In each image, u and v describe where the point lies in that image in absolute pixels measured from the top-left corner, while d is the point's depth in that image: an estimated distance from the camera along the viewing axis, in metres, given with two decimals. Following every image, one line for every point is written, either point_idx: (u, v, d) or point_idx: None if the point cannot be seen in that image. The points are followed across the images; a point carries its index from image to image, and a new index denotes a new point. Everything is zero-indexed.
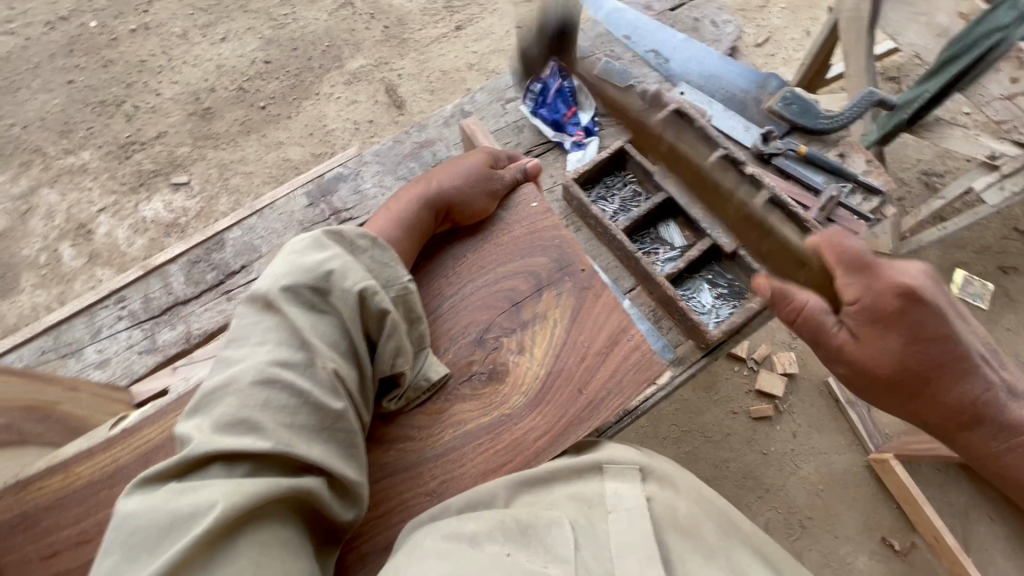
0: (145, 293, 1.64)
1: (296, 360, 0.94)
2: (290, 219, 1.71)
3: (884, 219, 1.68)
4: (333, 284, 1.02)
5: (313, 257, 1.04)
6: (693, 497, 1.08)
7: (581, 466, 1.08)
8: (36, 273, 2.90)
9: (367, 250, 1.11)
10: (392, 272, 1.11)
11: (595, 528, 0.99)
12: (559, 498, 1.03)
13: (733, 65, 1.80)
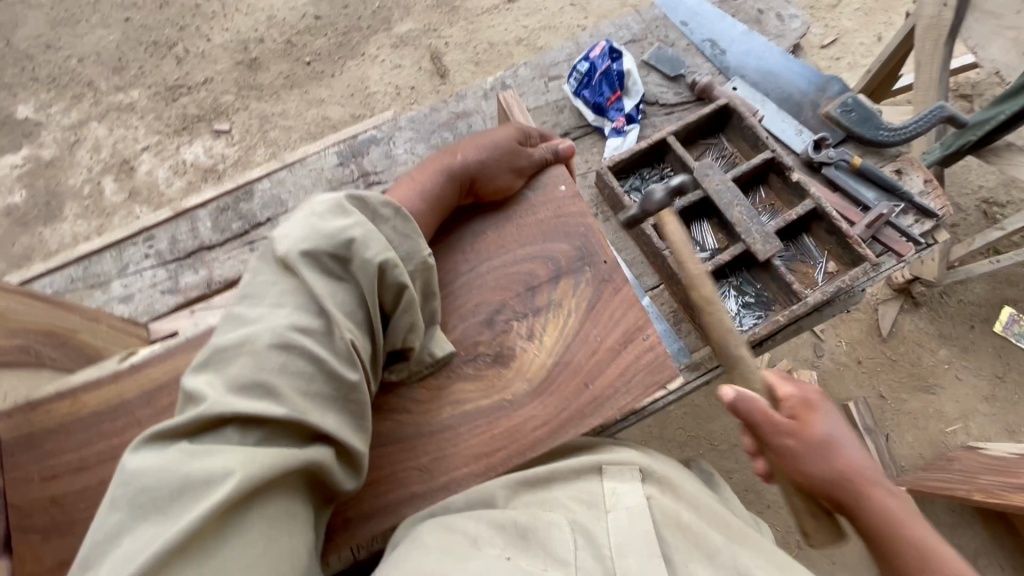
0: (172, 235, 1.67)
1: (312, 326, 0.91)
2: (319, 177, 1.70)
3: (935, 245, 1.57)
4: (355, 253, 0.98)
5: (334, 222, 0.99)
6: (693, 501, 1.05)
7: (580, 468, 1.06)
8: (80, 204, 2.99)
9: (389, 221, 1.06)
10: (414, 246, 1.07)
11: (596, 527, 0.95)
12: (559, 499, 1.02)
13: (793, 64, 1.70)
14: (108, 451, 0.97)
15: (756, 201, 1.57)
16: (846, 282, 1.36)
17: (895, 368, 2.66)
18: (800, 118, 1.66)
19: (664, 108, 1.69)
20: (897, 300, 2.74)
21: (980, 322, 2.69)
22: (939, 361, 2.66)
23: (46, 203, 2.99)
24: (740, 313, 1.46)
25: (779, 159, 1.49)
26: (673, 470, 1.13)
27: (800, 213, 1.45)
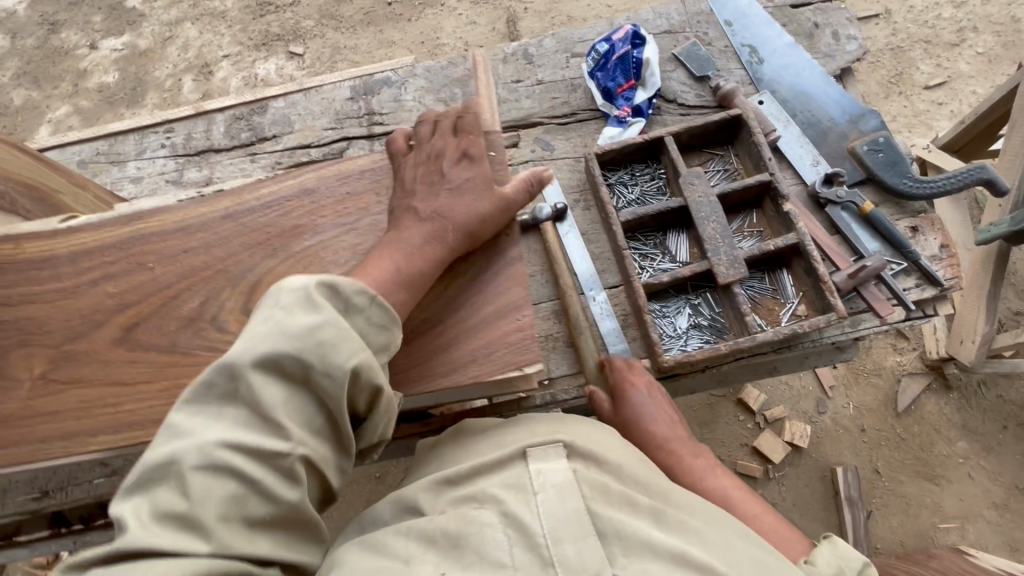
0: (189, 131, 1.79)
1: (256, 443, 0.80)
2: (328, 105, 1.75)
3: (932, 316, 1.43)
4: (322, 357, 0.83)
5: (299, 322, 0.83)
6: (620, 471, 1.04)
7: (504, 457, 1.04)
8: (159, 95, 3.22)
9: (365, 311, 0.89)
10: (388, 337, 0.91)
11: (526, 516, 0.94)
12: (488, 487, 1.00)
13: (832, 88, 1.55)
14: None
15: (744, 225, 1.50)
16: (801, 328, 1.28)
17: (902, 448, 2.50)
18: (820, 147, 1.54)
19: (680, 108, 1.61)
20: (925, 378, 2.56)
21: (1014, 424, 2.50)
22: (955, 453, 2.48)
23: (130, 88, 3.23)
24: (688, 332, 1.41)
25: (775, 184, 1.40)
26: (598, 439, 1.12)
27: (780, 245, 1.36)
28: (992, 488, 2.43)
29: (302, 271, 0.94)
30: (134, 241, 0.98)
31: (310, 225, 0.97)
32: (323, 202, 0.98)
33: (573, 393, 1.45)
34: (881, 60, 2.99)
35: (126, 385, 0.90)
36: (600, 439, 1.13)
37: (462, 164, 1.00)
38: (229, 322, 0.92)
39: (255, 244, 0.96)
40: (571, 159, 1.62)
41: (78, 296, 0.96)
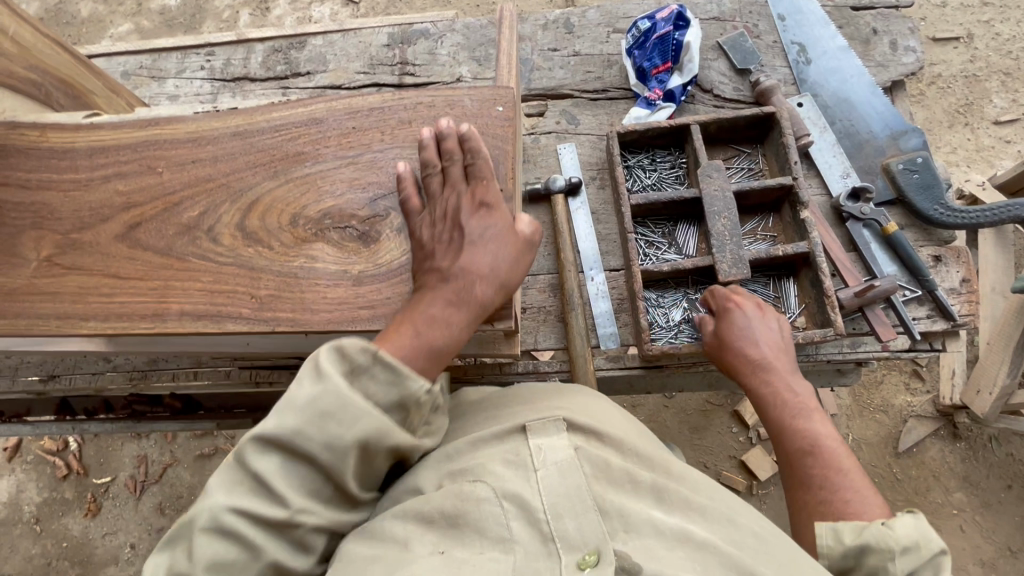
0: (229, 57, 1.82)
1: (262, 510, 0.77)
2: (364, 50, 1.76)
3: (938, 350, 1.37)
4: (323, 430, 0.77)
5: (304, 393, 0.77)
6: (625, 446, 0.89)
7: (501, 431, 0.90)
8: (216, 23, 3.27)
9: (371, 371, 0.81)
10: (406, 388, 0.81)
11: (526, 493, 0.81)
12: (485, 461, 0.86)
13: (879, 99, 1.48)
14: None
15: (758, 227, 1.46)
16: (795, 338, 1.25)
17: (895, 488, 2.43)
18: (854, 159, 1.48)
19: (715, 100, 1.56)
20: (934, 423, 2.47)
21: (1020, 485, 2.39)
22: (950, 503, 2.39)
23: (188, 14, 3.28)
24: (679, 326, 1.40)
25: (796, 190, 1.35)
26: (600, 412, 0.97)
27: (789, 251, 1.32)
28: (984, 546, 2.34)
29: (298, 196, 0.96)
30: (148, 145, 1.02)
31: (313, 153, 0.98)
32: (329, 133, 0.99)
33: (556, 366, 1.44)
34: (951, 87, 2.81)
35: (120, 278, 0.95)
36: (607, 415, 0.97)
37: (482, 211, 0.90)
38: (223, 235, 0.95)
39: (258, 164, 0.99)
40: (594, 136, 1.60)
41: (89, 190, 1.00)
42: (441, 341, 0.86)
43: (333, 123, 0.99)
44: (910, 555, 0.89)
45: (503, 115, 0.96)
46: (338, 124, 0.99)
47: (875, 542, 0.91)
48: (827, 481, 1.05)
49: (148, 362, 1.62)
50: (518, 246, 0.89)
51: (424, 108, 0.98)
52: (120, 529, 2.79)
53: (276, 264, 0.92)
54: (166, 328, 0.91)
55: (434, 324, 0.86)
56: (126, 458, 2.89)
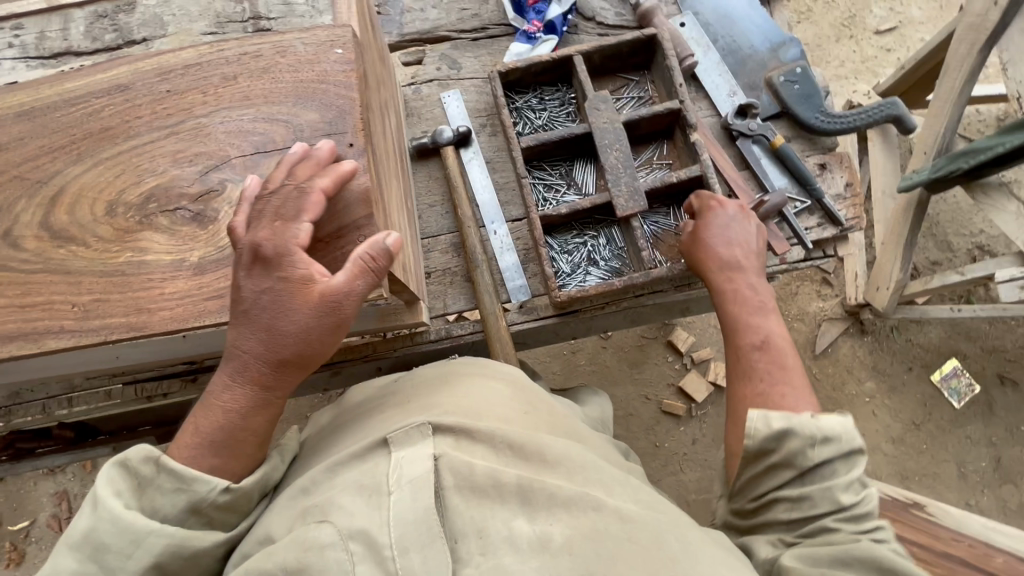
0: (43, 29, 1.53)
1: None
2: (207, 6, 1.52)
3: (833, 257, 1.41)
4: (104, 560, 0.76)
5: (82, 524, 0.77)
6: (497, 440, 0.84)
7: (363, 449, 0.83)
8: None
9: (156, 481, 0.80)
10: (195, 488, 0.80)
11: (373, 524, 0.73)
12: (338, 493, 0.78)
13: (757, 12, 1.46)
14: None
15: (653, 157, 1.44)
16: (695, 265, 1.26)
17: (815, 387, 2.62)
18: (739, 76, 1.46)
19: (598, 27, 1.49)
20: (843, 323, 2.67)
21: (920, 367, 2.64)
22: (862, 393, 2.62)
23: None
24: (586, 268, 1.37)
25: (684, 113, 1.32)
26: (480, 403, 0.92)
27: (683, 177, 1.30)
28: (893, 426, 2.59)
29: (112, 180, 0.81)
30: None
31: (123, 126, 0.82)
32: (140, 100, 0.83)
33: (469, 328, 1.39)
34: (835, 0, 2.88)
35: None
36: (484, 407, 0.92)
37: (256, 271, 0.77)
38: (25, 239, 0.79)
39: (55, 147, 0.82)
40: (479, 80, 1.49)
41: None
42: (223, 431, 0.83)
43: (144, 89, 0.84)
44: (831, 445, 0.96)
45: (343, 58, 0.84)
46: (150, 88, 0.84)
47: (803, 428, 0.96)
48: (771, 377, 1.09)
49: (11, 394, 1.42)
50: (305, 309, 0.77)
51: (250, 60, 0.84)
52: None
53: (97, 263, 0.78)
54: None
55: (217, 412, 0.83)
56: (44, 497, 2.64)
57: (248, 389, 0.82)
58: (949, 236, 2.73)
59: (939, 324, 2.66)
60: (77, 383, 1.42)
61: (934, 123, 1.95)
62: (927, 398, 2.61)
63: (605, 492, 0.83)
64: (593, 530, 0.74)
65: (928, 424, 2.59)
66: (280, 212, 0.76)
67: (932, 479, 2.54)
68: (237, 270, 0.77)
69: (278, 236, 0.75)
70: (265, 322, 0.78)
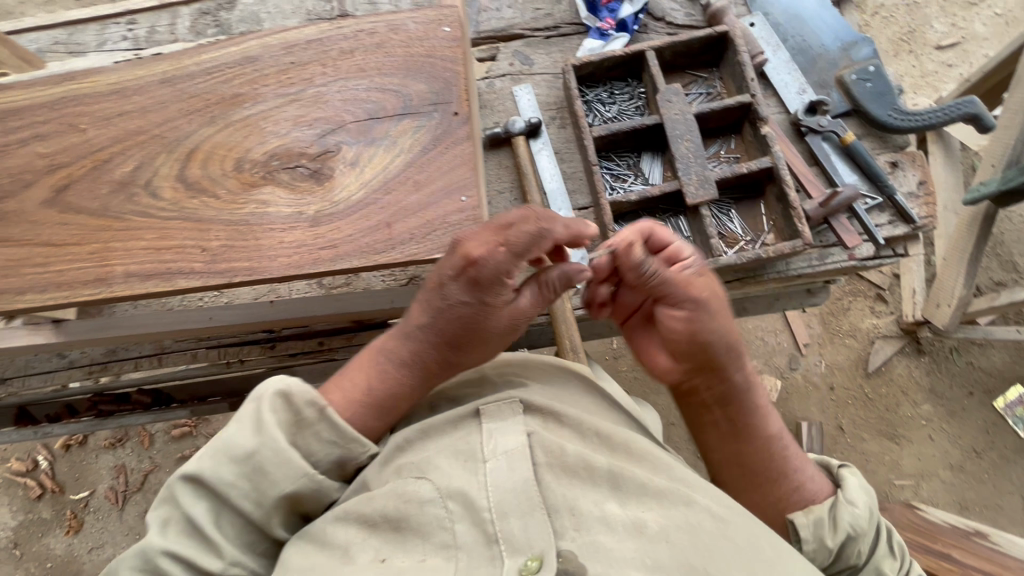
0: (152, 24, 1.67)
1: (187, 555, 0.76)
2: (298, 6, 1.64)
3: (903, 255, 1.40)
4: (257, 484, 0.79)
5: (243, 444, 0.79)
6: (585, 427, 0.81)
7: (453, 417, 0.83)
8: None
9: (315, 426, 0.83)
10: (355, 447, 0.84)
11: (471, 486, 0.73)
12: (433, 454, 0.78)
13: (829, 12, 1.48)
14: None
15: (720, 151, 1.46)
16: (766, 254, 1.26)
17: (868, 407, 2.53)
18: (808, 74, 1.48)
19: (668, 26, 1.53)
20: (899, 341, 2.57)
21: (982, 391, 2.53)
22: (918, 415, 2.51)
23: None
24: None
25: (755, 107, 1.35)
26: (556, 386, 0.90)
27: (753, 168, 1.32)
28: (952, 452, 2.47)
29: (240, 140, 0.89)
30: (67, 102, 0.93)
31: (251, 93, 0.91)
32: (266, 71, 0.92)
33: (534, 310, 1.42)
34: (893, 15, 2.85)
35: (55, 246, 0.87)
36: (566, 393, 0.90)
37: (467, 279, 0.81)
38: (162, 189, 0.88)
39: (192, 110, 0.91)
40: (550, 75, 1.56)
41: (7, 155, 0.91)
42: (385, 399, 0.87)
43: (270, 61, 0.92)
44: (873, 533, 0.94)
45: (450, 35, 0.92)
46: (275, 61, 0.92)
47: (861, 532, 0.92)
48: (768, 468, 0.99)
49: (106, 352, 1.53)
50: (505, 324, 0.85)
51: (366, 36, 0.92)
52: (106, 542, 2.69)
53: (224, 213, 0.87)
54: (113, 293, 0.85)
55: (382, 383, 0.87)
56: (103, 469, 2.78)
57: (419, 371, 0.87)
58: (1015, 256, 2.62)
59: (1004, 347, 2.54)
60: (167, 344, 1.52)
61: (1003, 135, 1.90)
62: (990, 424, 2.49)
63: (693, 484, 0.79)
64: (690, 524, 0.71)
65: (990, 451, 2.46)
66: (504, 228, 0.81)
67: (994, 510, 2.41)
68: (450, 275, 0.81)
69: (499, 257, 0.79)
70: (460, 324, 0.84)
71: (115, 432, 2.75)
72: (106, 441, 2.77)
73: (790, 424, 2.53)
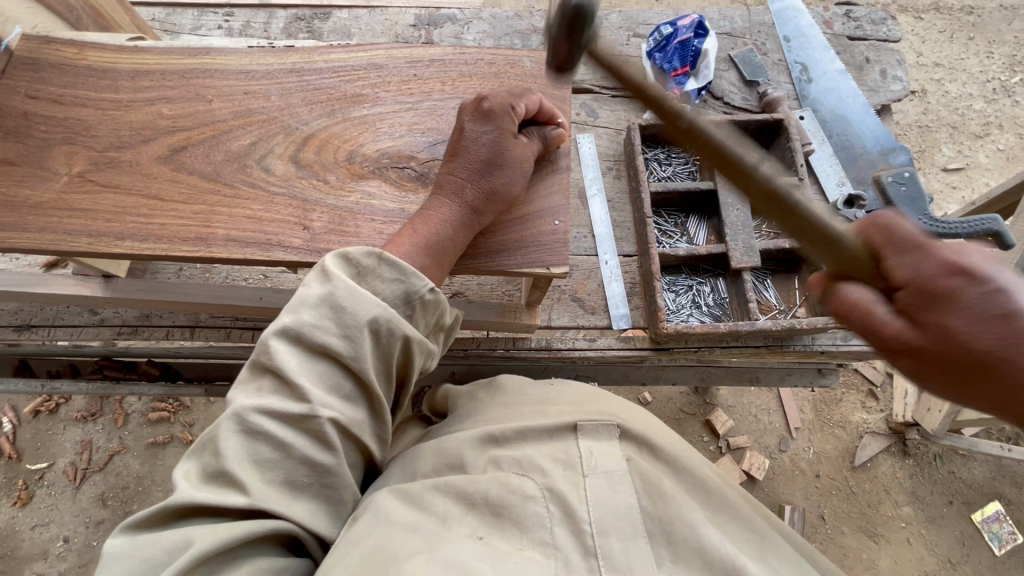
0: (249, 19, 1.75)
1: (284, 406, 0.76)
2: (390, 28, 1.74)
3: None
4: (340, 318, 0.79)
5: (317, 290, 0.80)
6: (674, 464, 0.96)
7: (552, 427, 0.96)
8: None
9: (377, 273, 0.83)
10: (415, 280, 0.84)
11: (573, 498, 0.86)
12: (534, 456, 0.91)
13: (872, 118, 1.63)
14: (53, 90, 0.98)
15: (762, 226, 1.56)
16: (799, 325, 1.33)
17: (850, 500, 2.53)
18: (848, 170, 1.61)
19: (725, 106, 1.67)
20: (886, 439, 2.60)
21: (961, 502, 2.53)
22: (898, 516, 2.50)
23: None
24: (689, 310, 1.47)
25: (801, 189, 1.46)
26: (643, 421, 1.04)
27: (795, 245, 1.41)
28: (929, 559, 2.45)
29: (355, 135, 0.96)
30: (197, 73, 1.00)
31: (371, 96, 0.99)
32: (389, 79, 1.01)
33: (568, 343, 1.45)
34: (908, 133, 3.07)
35: (161, 201, 0.91)
36: (654, 428, 1.03)
37: (480, 118, 0.91)
38: (275, 166, 0.94)
39: (315, 101, 0.98)
40: (612, 129, 1.66)
41: (131, 110, 0.97)
42: (435, 237, 0.87)
43: (394, 70, 1.01)
44: None
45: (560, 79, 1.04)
46: (400, 72, 1.01)
47: None
48: None
49: (139, 316, 1.53)
50: (519, 154, 0.92)
51: (484, 65, 1.03)
52: (52, 521, 2.45)
53: (331, 198, 0.92)
54: (210, 252, 0.88)
55: (426, 224, 0.88)
56: (68, 442, 2.55)
57: (462, 205, 0.89)
58: None
59: (985, 461, 2.56)
60: (202, 319, 1.52)
61: None
62: (967, 537, 2.48)
63: (766, 531, 0.91)
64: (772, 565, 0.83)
65: (965, 564, 2.45)
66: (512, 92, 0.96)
67: None
68: (463, 120, 0.92)
69: (505, 97, 0.93)
70: (483, 155, 0.90)
71: (91, 404, 2.58)
72: (79, 413, 2.56)
73: (774, 505, 2.52)
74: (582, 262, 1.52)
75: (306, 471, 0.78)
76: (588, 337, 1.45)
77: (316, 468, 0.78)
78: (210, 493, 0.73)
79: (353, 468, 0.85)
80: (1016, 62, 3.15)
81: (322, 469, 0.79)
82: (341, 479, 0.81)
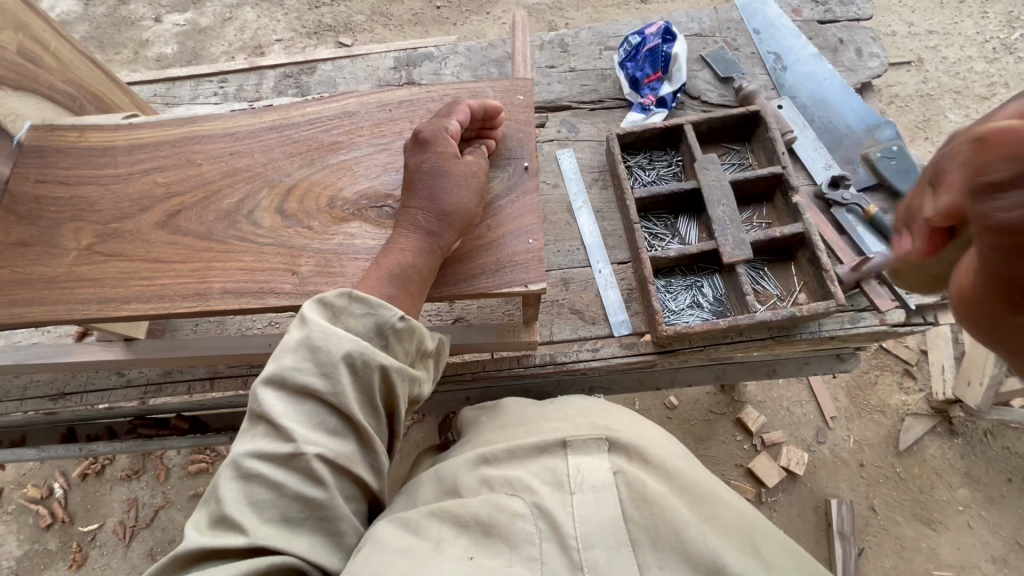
0: (241, 83, 1.85)
1: (272, 448, 0.80)
2: (372, 73, 1.82)
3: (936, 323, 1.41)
4: (317, 359, 0.83)
5: (296, 335, 0.85)
6: (668, 470, 0.95)
7: (541, 444, 0.98)
8: (193, 40, 3.13)
9: (349, 311, 0.87)
10: (385, 312, 0.88)
11: (559, 513, 0.87)
12: (523, 474, 0.93)
13: (852, 97, 1.62)
14: (59, 174, 1.06)
15: (753, 217, 1.57)
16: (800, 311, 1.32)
17: (900, 488, 2.42)
18: (834, 151, 1.60)
19: (703, 105, 1.69)
20: (929, 420, 2.49)
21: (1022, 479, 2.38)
22: (954, 500, 2.38)
23: (185, 56, 3.09)
24: (690, 309, 1.47)
25: (786, 177, 1.46)
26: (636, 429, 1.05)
27: (785, 233, 1.42)
28: (995, 543, 2.31)
29: (334, 180, 1.02)
30: (186, 141, 1.08)
31: (346, 142, 1.05)
32: (362, 124, 1.07)
33: (573, 354, 1.45)
34: (909, 105, 3.01)
35: (162, 262, 0.97)
36: (649, 435, 1.04)
37: (420, 147, 0.96)
38: (262, 219, 1.00)
39: (295, 153, 1.05)
40: (593, 142, 1.69)
41: (129, 182, 1.04)
42: (399, 267, 0.91)
43: (366, 116, 1.08)
44: None
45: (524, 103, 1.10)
46: (372, 116, 1.08)
47: None
48: None
49: (163, 373, 1.61)
50: (466, 173, 0.96)
51: (448, 100, 1.09)
52: None
53: (315, 242, 0.98)
54: (209, 306, 0.94)
55: (391, 257, 0.92)
56: (115, 502, 2.64)
57: (420, 233, 0.93)
58: None
59: None
60: (221, 370, 1.58)
61: None
62: None
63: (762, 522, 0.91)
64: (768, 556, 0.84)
65: None
66: (443, 113, 1.00)
67: None
68: (406, 155, 0.98)
69: (438, 121, 0.97)
70: (430, 182, 0.94)
71: (133, 463, 2.66)
72: (123, 472, 2.65)
73: (819, 500, 2.42)
74: (577, 274, 1.54)
75: (301, 507, 0.82)
76: (592, 346, 1.46)
77: (311, 503, 0.82)
78: (215, 538, 0.77)
79: (352, 500, 0.87)
80: (1013, 20, 3.10)
81: (315, 504, 0.82)
82: (337, 511, 0.84)
